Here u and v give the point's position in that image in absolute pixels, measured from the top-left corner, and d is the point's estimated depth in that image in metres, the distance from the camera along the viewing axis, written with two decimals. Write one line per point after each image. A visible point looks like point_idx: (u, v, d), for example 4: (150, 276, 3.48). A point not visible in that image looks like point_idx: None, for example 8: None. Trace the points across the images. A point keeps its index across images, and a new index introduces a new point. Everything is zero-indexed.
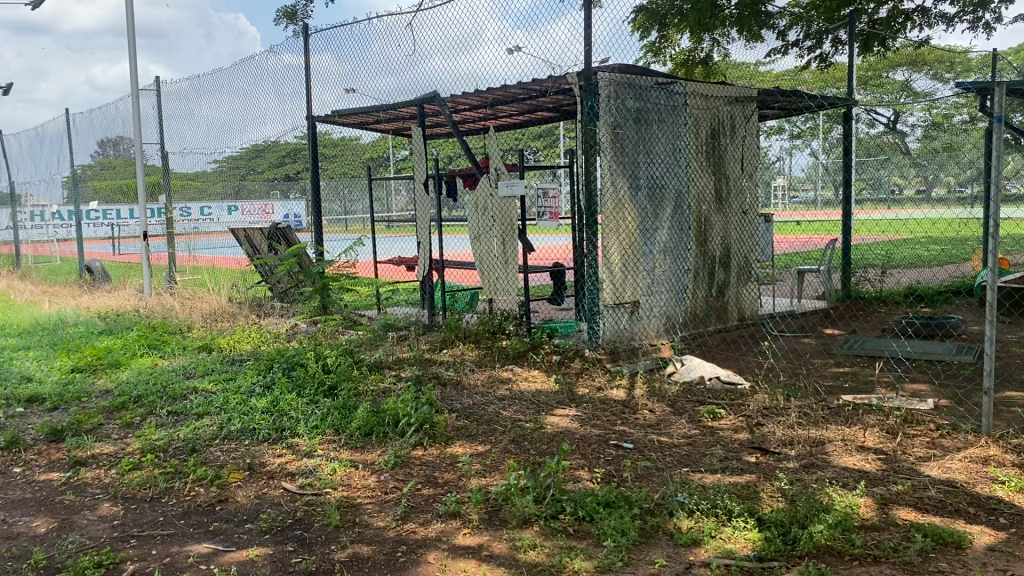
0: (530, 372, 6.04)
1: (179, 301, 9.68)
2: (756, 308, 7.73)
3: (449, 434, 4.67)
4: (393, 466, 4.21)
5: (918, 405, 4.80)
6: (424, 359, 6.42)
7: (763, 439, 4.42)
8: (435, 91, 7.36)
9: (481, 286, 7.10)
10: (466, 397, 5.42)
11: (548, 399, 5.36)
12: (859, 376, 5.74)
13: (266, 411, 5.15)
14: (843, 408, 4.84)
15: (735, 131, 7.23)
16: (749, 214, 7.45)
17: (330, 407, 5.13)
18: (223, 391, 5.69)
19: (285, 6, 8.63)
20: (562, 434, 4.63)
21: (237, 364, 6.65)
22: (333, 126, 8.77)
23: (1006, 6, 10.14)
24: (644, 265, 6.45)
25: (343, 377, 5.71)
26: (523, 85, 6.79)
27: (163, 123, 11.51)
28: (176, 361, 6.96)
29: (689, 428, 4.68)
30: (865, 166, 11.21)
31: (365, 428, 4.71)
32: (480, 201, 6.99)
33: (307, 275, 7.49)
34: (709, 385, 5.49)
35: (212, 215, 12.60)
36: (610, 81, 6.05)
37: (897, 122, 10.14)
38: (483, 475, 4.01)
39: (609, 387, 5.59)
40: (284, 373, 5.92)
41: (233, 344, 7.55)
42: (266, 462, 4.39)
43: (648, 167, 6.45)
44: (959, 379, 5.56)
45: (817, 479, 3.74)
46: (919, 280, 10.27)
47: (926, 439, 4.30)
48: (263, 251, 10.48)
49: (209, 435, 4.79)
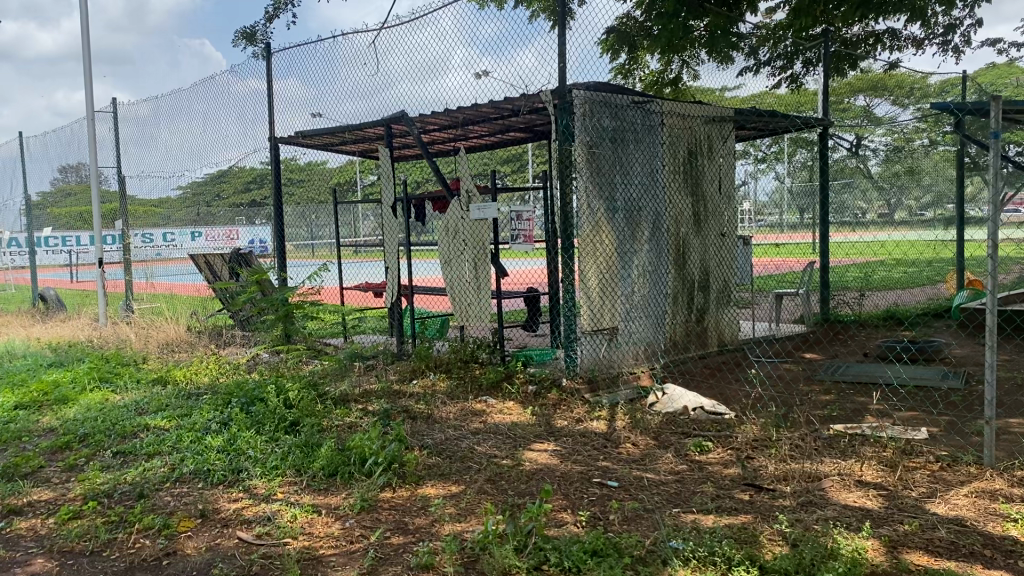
0: (505, 403, 5.73)
1: (136, 330, 9.24)
2: (735, 332, 7.51)
3: (420, 473, 4.36)
4: (359, 510, 3.87)
5: (913, 436, 4.58)
6: (393, 391, 6.10)
7: (755, 474, 4.16)
8: (403, 111, 7.09)
9: (454, 313, 6.77)
10: (438, 431, 5.10)
11: (525, 433, 5.06)
12: (847, 404, 5.53)
13: (221, 451, 4.79)
14: (838, 440, 4.60)
15: (712, 151, 7.05)
16: (727, 237, 7.26)
17: (291, 445, 4.79)
18: (178, 428, 5.32)
19: (244, 27, 8.34)
20: (542, 471, 4.34)
21: (193, 399, 6.26)
22: (297, 148, 8.45)
23: (976, 30, 10.17)
24: (623, 289, 6.18)
25: (306, 412, 5.34)
26: (494, 103, 6.53)
27: (120, 147, 11.13)
28: (128, 396, 6.56)
29: (676, 463, 4.42)
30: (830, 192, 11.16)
31: (328, 468, 4.38)
32: (451, 224, 6.69)
33: (269, 302, 7.11)
34: (693, 416, 5.25)
35: (175, 241, 11.87)
36: (586, 99, 5.80)
37: (859, 146, 10.12)
38: (458, 520, 3.69)
39: (589, 419, 5.30)
40: (243, 409, 5.56)
41: (190, 376, 7.16)
42: (221, 508, 4.03)
43: (624, 187, 6.21)
44: (952, 407, 5.34)
45: (819, 520, 3.48)
46: (897, 303, 10.13)
47: (926, 472, 4.07)
48: (224, 277, 10.11)
49: (158, 477, 4.42)
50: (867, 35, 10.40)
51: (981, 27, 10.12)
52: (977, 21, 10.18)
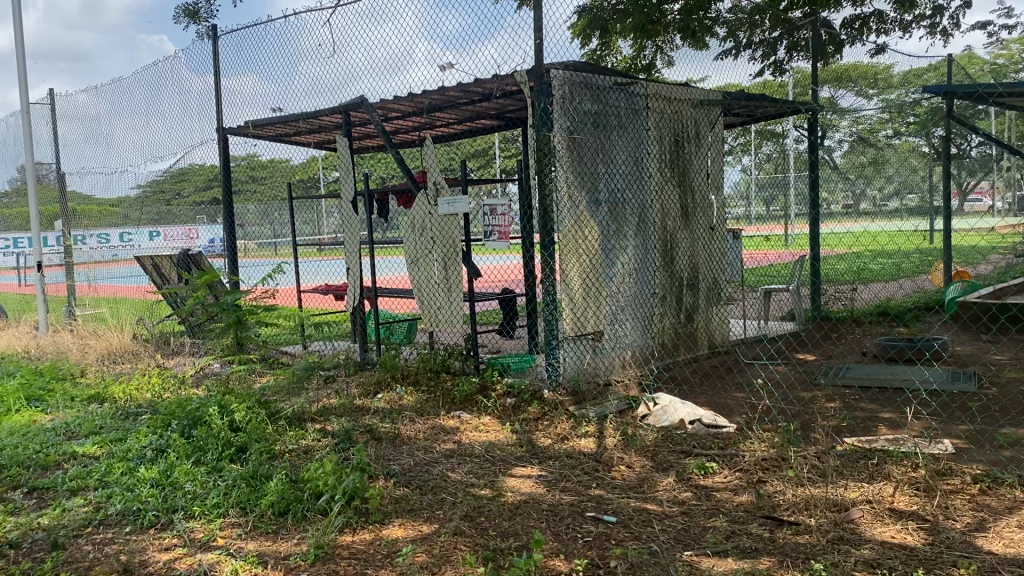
0: (480, 419, 5.14)
1: (76, 339, 8.49)
2: (725, 333, 6.98)
3: (385, 510, 3.75)
4: (313, 560, 3.27)
5: (938, 450, 4.09)
6: (355, 407, 5.49)
7: (771, 503, 3.62)
8: (362, 96, 6.45)
9: (423, 317, 6.17)
10: (406, 455, 4.50)
11: (505, 455, 4.48)
12: (856, 412, 5.03)
13: (155, 485, 4.15)
14: (856, 458, 4.08)
15: (699, 139, 6.53)
16: (716, 231, 6.73)
17: (237, 477, 4.16)
18: (108, 458, 4.65)
19: (187, 5, 7.66)
20: (526, 504, 3.77)
21: (131, 419, 5.59)
22: (248, 139, 7.79)
23: (964, 11, 9.76)
24: (608, 290, 5.62)
25: (254, 435, 4.70)
26: (463, 86, 5.93)
27: (58, 141, 10.34)
28: (58, 417, 5.86)
29: (678, 490, 3.87)
30: (797, 182, 10.24)
31: (279, 506, 3.77)
32: (417, 220, 6.10)
33: (217, 309, 6.41)
34: (691, 430, 4.71)
35: (134, 241, 10.73)
36: (565, 80, 5.24)
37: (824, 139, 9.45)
38: (430, 573, 3.11)
39: (576, 437, 4.74)
40: (183, 433, 4.90)
41: (130, 392, 6.45)
42: (149, 559, 3.40)
43: (608, 177, 5.65)
44: (972, 414, 4.86)
45: (860, 564, 2.96)
46: (887, 297, 9.73)
47: (966, 497, 3.56)
48: (172, 280, 9.38)
49: (79, 522, 3.78)
50: (853, 18, 9.87)
51: (970, 8, 9.72)
52: (965, 2, 9.77)
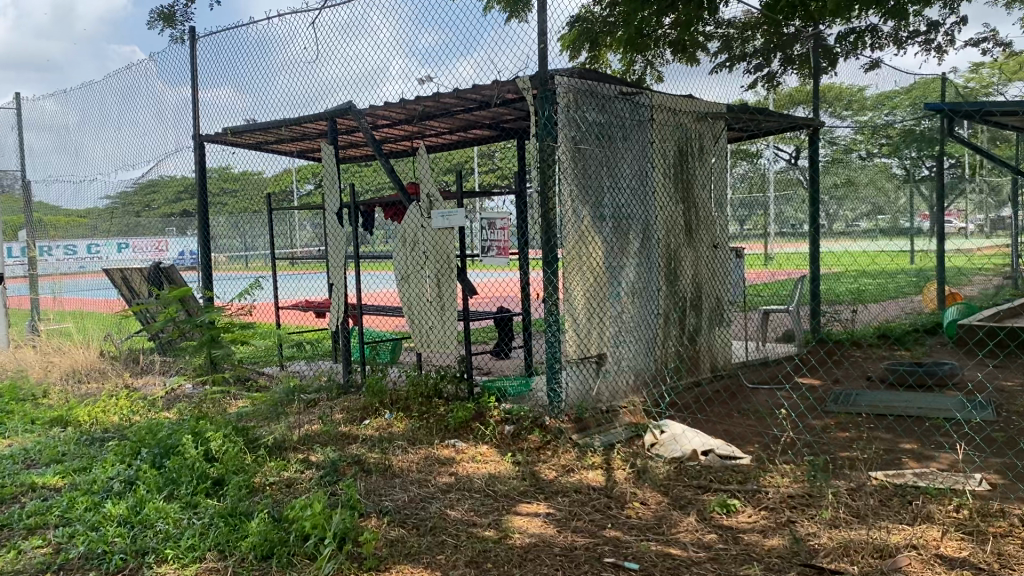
0: (477, 449, 4.79)
1: (39, 356, 8.00)
2: (727, 355, 6.68)
3: (381, 554, 3.38)
4: None
5: (976, 488, 3.80)
6: (341, 435, 5.11)
7: (807, 548, 3.30)
8: (350, 103, 6.10)
9: (412, 338, 5.81)
10: (399, 490, 4.13)
11: (508, 490, 4.12)
12: (877, 443, 4.74)
13: (122, 523, 3.75)
14: (888, 495, 3.78)
15: (703, 153, 6.25)
16: (719, 249, 6.45)
17: (214, 514, 3.76)
18: (70, 491, 4.23)
19: (161, 8, 7.30)
20: (537, 548, 3.41)
21: (95, 446, 5.17)
22: (227, 148, 7.42)
23: (959, 27, 9.64)
24: (611, 310, 5.30)
25: (233, 467, 4.31)
26: (459, 92, 5.60)
27: (22, 148, 9.89)
28: (16, 443, 5.42)
29: (703, 532, 3.55)
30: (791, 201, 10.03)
31: (261, 549, 3.38)
32: (408, 234, 5.74)
33: (191, 329, 6.01)
34: (706, 462, 4.38)
35: (101, 252, 10.61)
36: (570, 88, 4.93)
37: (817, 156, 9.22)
38: None
39: (582, 469, 4.40)
40: (154, 463, 4.49)
41: (96, 415, 6.00)
42: None
43: (612, 192, 5.35)
44: (999, 446, 4.59)
45: None
46: (884, 319, 9.50)
47: (1019, 541, 3.26)
48: (142, 294, 8.93)
49: (35, 568, 3.36)
50: (848, 32, 9.66)
51: (965, 25, 9.60)
52: (960, 19, 9.64)
